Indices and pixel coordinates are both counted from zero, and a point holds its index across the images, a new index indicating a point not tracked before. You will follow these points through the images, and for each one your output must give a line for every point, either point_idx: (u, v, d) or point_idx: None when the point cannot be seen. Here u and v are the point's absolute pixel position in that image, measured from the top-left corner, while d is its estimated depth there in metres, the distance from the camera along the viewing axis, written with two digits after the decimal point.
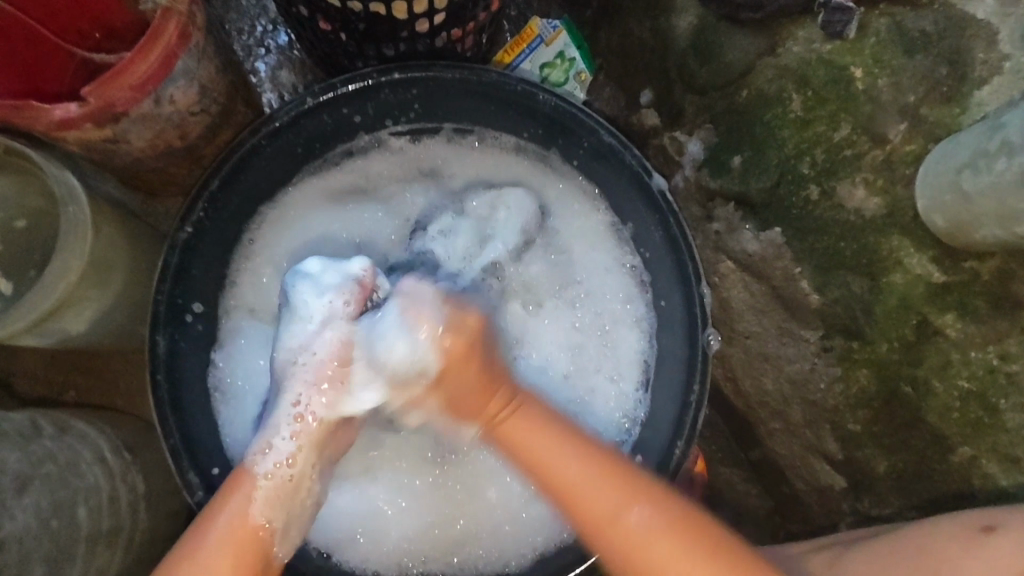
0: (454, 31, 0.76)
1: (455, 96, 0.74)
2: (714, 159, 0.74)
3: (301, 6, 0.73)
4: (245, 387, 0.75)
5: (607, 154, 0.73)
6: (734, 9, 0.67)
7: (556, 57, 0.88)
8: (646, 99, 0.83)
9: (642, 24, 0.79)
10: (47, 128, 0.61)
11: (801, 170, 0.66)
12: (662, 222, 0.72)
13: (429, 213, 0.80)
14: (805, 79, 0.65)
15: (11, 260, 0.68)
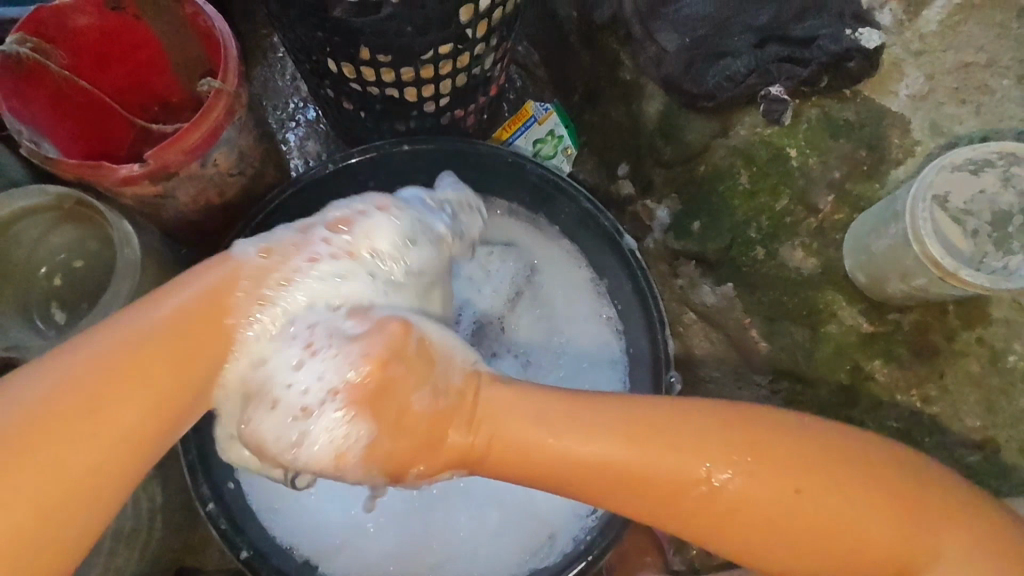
0: (457, 111, 0.91)
1: (456, 165, 0.88)
2: (678, 224, 0.85)
3: (328, 89, 0.87)
4: None
5: (588, 220, 0.85)
6: (691, 99, 0.80)
7: (547, 134, 1.01)
8: (624, 171, 0.96)
9: (618, 108, 0.92)
10: (112, 185, 0.74)
11: (749, 233, 0.77)
12: (632, 276, 0.82)
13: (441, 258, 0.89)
14: (750, 158, 0.77)
15: (67, 294, 0.80)
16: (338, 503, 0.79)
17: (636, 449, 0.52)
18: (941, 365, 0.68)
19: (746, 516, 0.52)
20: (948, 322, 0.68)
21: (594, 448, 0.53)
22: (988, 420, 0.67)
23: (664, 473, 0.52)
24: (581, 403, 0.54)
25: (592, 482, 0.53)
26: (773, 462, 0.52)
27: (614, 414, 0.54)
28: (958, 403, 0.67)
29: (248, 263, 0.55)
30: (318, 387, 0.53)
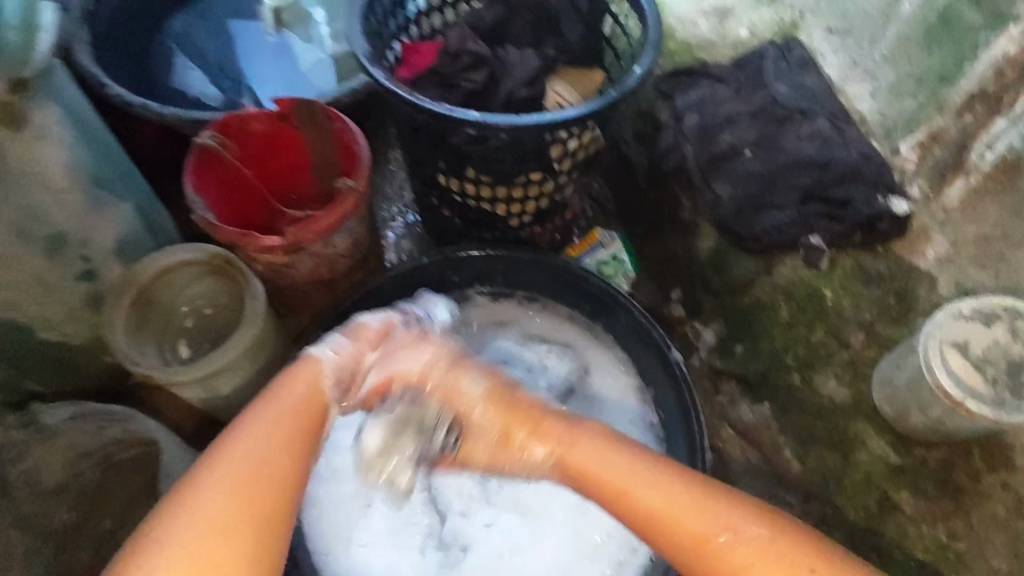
0: (536, 228, 1.07)
1: (529, 271, 1.02)
2: (722, 345, 0.95)
3: (434, 199, 1.06)
4: (324, 452, 0.92)
5: (642, 332, 0.97)
6: (740, 238, 0.93)
7: (611, 257, 1.14)
8: (676, 295, 1.08)
9: (677, 241, 1.06)
10: (254, 251, 0.91)
11: (785, 360, 0.86)
12: (677, 386, 0.92)
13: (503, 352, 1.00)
14: (790, 294, 0.88)
15: (194, 335, 0.96)
16: (383, 561, 0.87)
17: (649, 494, 0.60)
18: (966, 503, 0.72)
19: None
20: (974, 463, 0.73)
21: (636, 490, 0.61)
22: (1014, 563, 0.69)
23: (681, 534, 0.58)
24: (641, 470, 0.62)
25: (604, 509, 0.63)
26: (761, 556, 0.55)
27: (630, 471, 0.62)
28: (984, 544, 0.70)
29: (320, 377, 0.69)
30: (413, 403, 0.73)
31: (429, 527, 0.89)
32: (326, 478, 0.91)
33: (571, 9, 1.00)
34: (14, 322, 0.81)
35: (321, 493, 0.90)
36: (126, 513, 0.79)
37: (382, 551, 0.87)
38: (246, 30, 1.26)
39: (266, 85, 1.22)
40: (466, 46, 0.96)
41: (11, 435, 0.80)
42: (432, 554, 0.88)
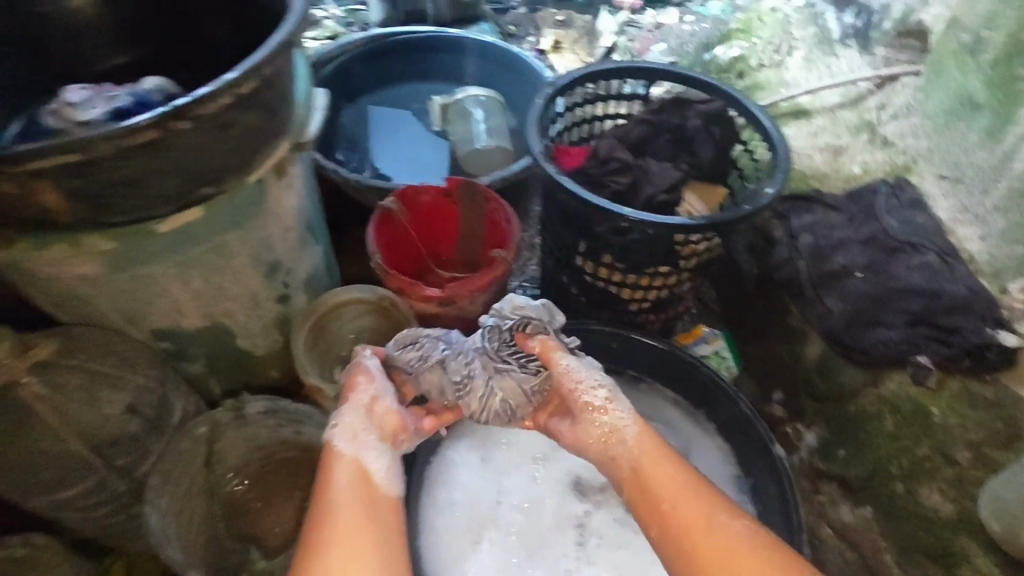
0: (650, 315, 1.19)
1: (642, 353, 1.12)
2: (824, 448, 1.05)
3: (564, 276, 1.20)
4: (441, 485, 1.01)
5: (745, 425, 1.04)
6: (847, 349, 1.00)
7: (713, 352, 1.26)
8: (778, 397, 1.16)
9: (782, 345, 1.14)
10: (415, 299, 1.07)
11: (891, 469, 0.95)
12: (778, 481, 0.97)
13: None
14: (896, 407, 0.96)
15: (346, 364, 1.10)
16: None
17: (679, 492, 0.73)
18: None
19: None
20: None
21: (672, 490, 0.74)
22: None
23: (693, 521, 0.71)
24: (686, 482, 0.75)
25: (637, 499, 0.76)
26: (736, 546, 0.68)
27: (670, 476, 0.75)
28: None
29: (346, 443, 0.77)
30: (491, 387, 0.86)
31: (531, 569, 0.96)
32: (440, 509, 0.99)
33: (706, 133, 1.15)
34: (224, 329, 0.96)
35: (436, 522, 0.98)
36: (285, 501, 0.94)
37: None
38: (393, 123, 1.51)
39: (403, 168, 1.44)
40: (615, 155, 1.13)
41: (220, 419, 0.84)
42: None
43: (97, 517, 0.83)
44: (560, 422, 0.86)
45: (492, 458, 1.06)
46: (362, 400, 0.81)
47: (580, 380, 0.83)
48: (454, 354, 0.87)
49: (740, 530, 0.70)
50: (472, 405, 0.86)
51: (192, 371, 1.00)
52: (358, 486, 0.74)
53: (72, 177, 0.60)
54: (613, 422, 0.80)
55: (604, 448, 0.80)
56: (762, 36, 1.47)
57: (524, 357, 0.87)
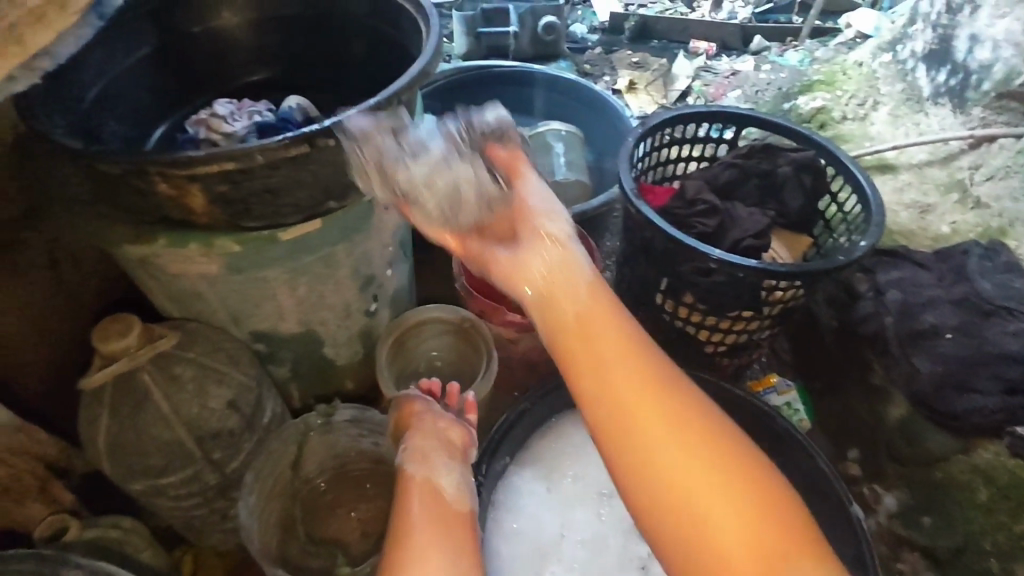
0: (723, 359, 1.18)
1: (716, 397, 1.11)
2: (907, 515, 1.01)
3: (640, 312, 1.20)
4: (507, 511, 1.01)
5: (821, 481, 1.01)
6: (940, 416, 0.97)
7: (784, 403, 1.19)
8: (853, 455, 1.13)
9: (861, 401, 1.11)
10: (496, 322, 1.10)
11: (983, 543, 0.93)
12: (857, 544, 0.93)
13: None
14: (991, 478, 0.94)
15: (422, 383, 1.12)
16: None
17: (629, 373, 0.58)
18: None
19: (682, 495, 0.54)
20: None
21: (612, 365, 0.59)
22: None
23: (637, 401, 0.57)
24: (635, 352, 0.60)
25: (575, 357, 0.60)
26: (691, 451, 0.55)
27: (617, 336, 0.60)
28: None
29: (414, 462, 0.78)
30: (451, 169, 0.70)
31: None
32: (507, 538, 0.99)
33: (796, 181, 1.15)
34: (315, 337, 1.00)
35: (503, 551, 0.98)
36: (355, 509, 0.97)
37: None
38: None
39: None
40: (701, 197, 1.14)
41: (310, 422, 0.87)
42: None
43: (185, 508, 0.85)
44: (514, 237, 0.69)
45: (558, 490, 1.05)
46: (422, 420, 0.84)
47: (534, 199, 0.71)
48: (401, 126, 0.74)
49: (684, 410, 0.57)
50: (423, 204, 0.70)
51: (279, 375, 1.04)
52: (433, 503, 0.73)
53: (222, 182, 0.70)
54: (566, 255, 0.66)
55: (548, 286, 0.64)
56: (846, 89, 1.46)
57: (478, 155, 0.74)
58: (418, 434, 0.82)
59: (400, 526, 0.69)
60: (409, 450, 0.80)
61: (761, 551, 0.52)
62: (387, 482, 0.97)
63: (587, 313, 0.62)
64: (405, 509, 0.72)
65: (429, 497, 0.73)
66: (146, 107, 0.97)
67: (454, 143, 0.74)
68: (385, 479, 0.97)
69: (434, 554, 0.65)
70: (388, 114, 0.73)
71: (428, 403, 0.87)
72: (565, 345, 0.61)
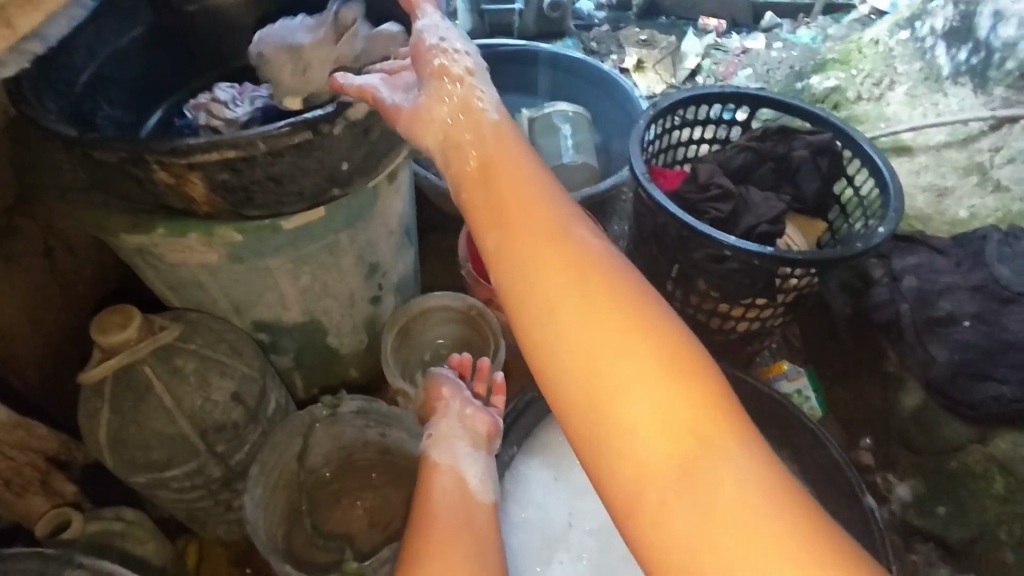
0: (734, 347, 1.16)
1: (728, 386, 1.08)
2: (921, 504, 1.00)
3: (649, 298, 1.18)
4: (515, 501, 1.00)
5: (835, 472, 0.99)
6: (953, 403, 0.95)
7: (796, 391, 1.16)
8: (866, 443, 1.11)
9: (874, 389, 1.09)
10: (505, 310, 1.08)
11: (999, 534, 0.92)
12: (871, 536, 0.92)
13: None
14: (1009, 468, 0.92)
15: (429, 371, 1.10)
16: None
17: (548, 235, 0.54)
18: None
19: (595, 365, 0.49)
20: None
21: (532, 224, 0.55)
22: None
23: (541, 257, 0.53)
24: (551, 215, 0.55)
25: (485, 217, 0.57)
26: (589, 305, 0.51)
27: (537, 205, 0.56)
28: None
29: (438, 450, 0.77)
30: (344, 43, 0.81)
31: None
32: (514, 526, 0.98)
33: (811, 164, 1.12)
34: (320, 326, 0.98)
35: (511, 540, 0.97)
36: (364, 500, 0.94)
37: None
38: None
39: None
40: (715, 180, 1.10)
41: (317, 411, 0.86)
42: None
43: (187, 500, 0.84)
44: (417, 36, 0.67)
45: (567, 479, 1.03)
46: (446, 405, 0.82)
47: (431, 36, 0.66)
48: (288, 22, 0.84)
49: (602, 280, 0.52)
50: (281, 77, 0.81)
51: (281, 364, 1.03)
52: (458, 497, 0.72)
53: (223, 170, 0.67)
54: (467, 95, 0.63)
55: (453, 144, 0.62)
56: (861, 68, 1.42)
57: (335, 17, 0.84)
58: (444, 420, 0.81)
59: (420, 516, 0.69)
60: (433, 436, 0.79)
61: (678, 444, 0.46)
62: (392, 473, 0.95)
63: (492, 166, 0.59)
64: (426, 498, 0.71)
65: (450, 488, 0.72)
66: (142, 90, 0.94)
67: (326, 18, 0.84)
68: (393, 467, 0.96)
69: (446, 538, 0.65)
70: (280, 27, 0.83)
71: (452, 385, 0.84)
72: (472, 203, 0.58)
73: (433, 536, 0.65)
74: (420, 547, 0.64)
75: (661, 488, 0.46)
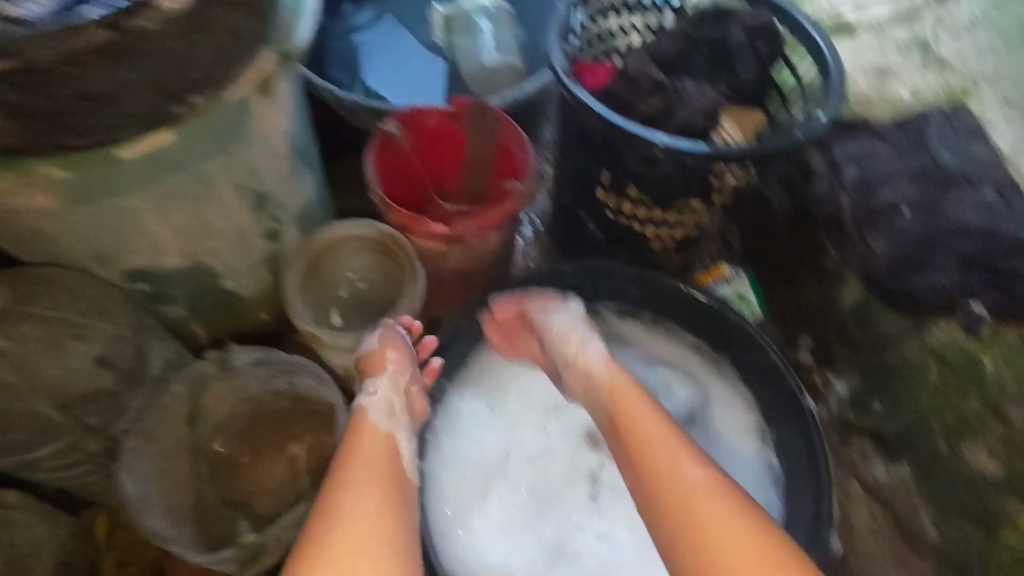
0: (671, 256, 1.10)
1: (662, 297, 1.04)
2: (858, 400, 0.99)
3: (581, 211, 1.09)
4: (447, 438, 0.95)
5: (771, 372, 0.98)
6: (891, 295, 0.92)
7: (736, 294, 1.13)
8: (805, 343, 1.08)
9: (813, 288, 1.06)
10: (420, 236, 0.96)
11: (932, 424, 0.89)
12: (805, 432, 0.93)
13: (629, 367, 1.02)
14: (944, 358, 0.88)
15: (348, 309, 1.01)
16: (496, 556, 0.90)
17: (651, 437, 0.73)
18: None
19: (707, 535, 0.64)
20: None
21: (646, 444, 0.72)
22: None
23: (659, 460, 0.70)
24: (670, 436, 0.72)
25: (633, 425, 0.75)
26: (716, 491, 0.67)
27: (645, 414, 0.76)
28: None
29: (379, 409, 0.77)
30: None
31: (547, 527, 0.92)
32: (447, 464, 0.94)
33: (747, 48, 1.01)
34: (208, 270, 0.87)
35: (443, 479, 0.93)
36: (287, 449, 0.89)
37: (496, 543, 0.90)
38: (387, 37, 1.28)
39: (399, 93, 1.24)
40: (645, 71, 1.00)
41: (206, 366, 0.82)
42: (546, 555, 0.90)
43: None
44: None
45: (501, 410, 0.99)
46: (393, 367, 0.82)
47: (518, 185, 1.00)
48: None
49: (643, 425, 0.74)
50: None
51: (173, 316, 0.92)
52: (386, 451, 0.72)
53: (10, 88, 0.56)
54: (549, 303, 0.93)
55: (625, 403, 0.78)
56: None
57: None
58: (388, 380, 0.80)
59: (350, 463, 0.69)
60: (374, 394, 0.78)
61: None
62: (310, 419, 0.89)
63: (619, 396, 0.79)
64: (358, 447, 0.71)
65: (384, 448, 0.72)
66: None
67: None
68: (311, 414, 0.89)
69: (380, 498, 0.65)
70: None
71: (399, 346, 0.84)
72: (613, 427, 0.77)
73: (363, 488, 0.65)
74: (346, 498, 0.64)
75: (698, 524, 0.65)
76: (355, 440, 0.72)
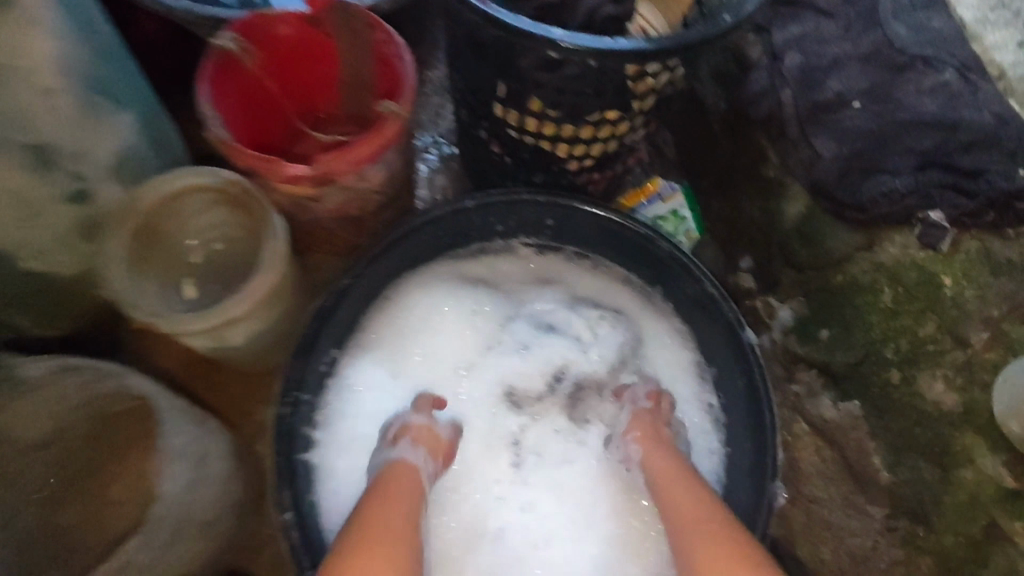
0: (595, 175, 0.93)
1: (587, 226, 0.88)
2: (803, 328, 0.87)
3: (482, 130, 0.91)
4: (342, 416, 0.82)
5: (711, 306, 0.84)
6: (842, 207, 0.81)
7: (669, 213, 0.96)
8: (746, 264, 0.94)
9: (752, 201, 0.91)
10: (276, 180, 0.76)
11: (885, 353, 0.80)
12: (747, 372, 0.82)
13: (551, 311, 0.88)
14: (898, 277, 0.79)
15: (208, 274, 0.84)
16: None
17: (686, 507, 0.67)
18: None
19: None
20: None
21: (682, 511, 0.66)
22: None
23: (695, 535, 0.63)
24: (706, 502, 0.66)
25: (672, 491, 0.69)
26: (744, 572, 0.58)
27: (696, 492, 0.67)
28: None
29: (416, 457, 0.74)
30: None
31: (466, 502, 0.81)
32: (343, 446, 0.81)
33: None
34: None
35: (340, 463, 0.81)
36: (139, 457, 0.79)
37: None
38: None
39: None
40: None
41: None
42: (462, 534, 0.80)
43: None
44: None
45: (404, 377, 0.86)
46: (420, 417, 0.77)
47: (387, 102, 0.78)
48: None
49: (685, 491, 0.68)
50: None
51: None
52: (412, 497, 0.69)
53: None
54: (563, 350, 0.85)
55: (667, 476, 0.71)
56: None
57: None
58: (408, 416, 0.78)
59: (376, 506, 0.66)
60: (398, 432, 0.76)
61: None
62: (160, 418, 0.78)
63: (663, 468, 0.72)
64: (380, 493, 0.68)
65: (402, 500, 0.67)
66: None
67: None
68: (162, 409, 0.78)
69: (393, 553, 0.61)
70: None
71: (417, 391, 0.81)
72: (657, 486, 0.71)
73: (376, 541, 0.61)
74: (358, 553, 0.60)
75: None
76: (383, 485, 0.69)
